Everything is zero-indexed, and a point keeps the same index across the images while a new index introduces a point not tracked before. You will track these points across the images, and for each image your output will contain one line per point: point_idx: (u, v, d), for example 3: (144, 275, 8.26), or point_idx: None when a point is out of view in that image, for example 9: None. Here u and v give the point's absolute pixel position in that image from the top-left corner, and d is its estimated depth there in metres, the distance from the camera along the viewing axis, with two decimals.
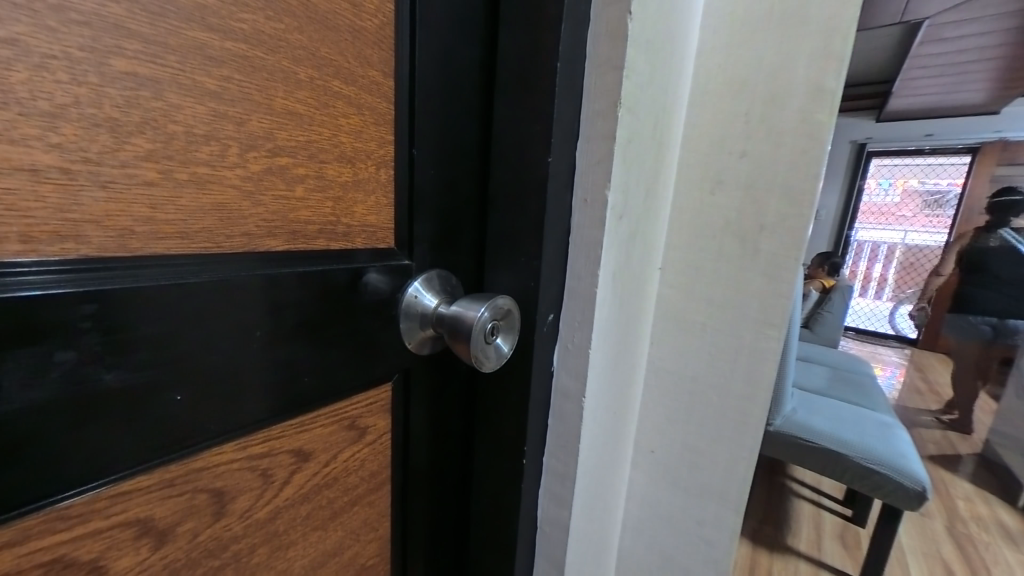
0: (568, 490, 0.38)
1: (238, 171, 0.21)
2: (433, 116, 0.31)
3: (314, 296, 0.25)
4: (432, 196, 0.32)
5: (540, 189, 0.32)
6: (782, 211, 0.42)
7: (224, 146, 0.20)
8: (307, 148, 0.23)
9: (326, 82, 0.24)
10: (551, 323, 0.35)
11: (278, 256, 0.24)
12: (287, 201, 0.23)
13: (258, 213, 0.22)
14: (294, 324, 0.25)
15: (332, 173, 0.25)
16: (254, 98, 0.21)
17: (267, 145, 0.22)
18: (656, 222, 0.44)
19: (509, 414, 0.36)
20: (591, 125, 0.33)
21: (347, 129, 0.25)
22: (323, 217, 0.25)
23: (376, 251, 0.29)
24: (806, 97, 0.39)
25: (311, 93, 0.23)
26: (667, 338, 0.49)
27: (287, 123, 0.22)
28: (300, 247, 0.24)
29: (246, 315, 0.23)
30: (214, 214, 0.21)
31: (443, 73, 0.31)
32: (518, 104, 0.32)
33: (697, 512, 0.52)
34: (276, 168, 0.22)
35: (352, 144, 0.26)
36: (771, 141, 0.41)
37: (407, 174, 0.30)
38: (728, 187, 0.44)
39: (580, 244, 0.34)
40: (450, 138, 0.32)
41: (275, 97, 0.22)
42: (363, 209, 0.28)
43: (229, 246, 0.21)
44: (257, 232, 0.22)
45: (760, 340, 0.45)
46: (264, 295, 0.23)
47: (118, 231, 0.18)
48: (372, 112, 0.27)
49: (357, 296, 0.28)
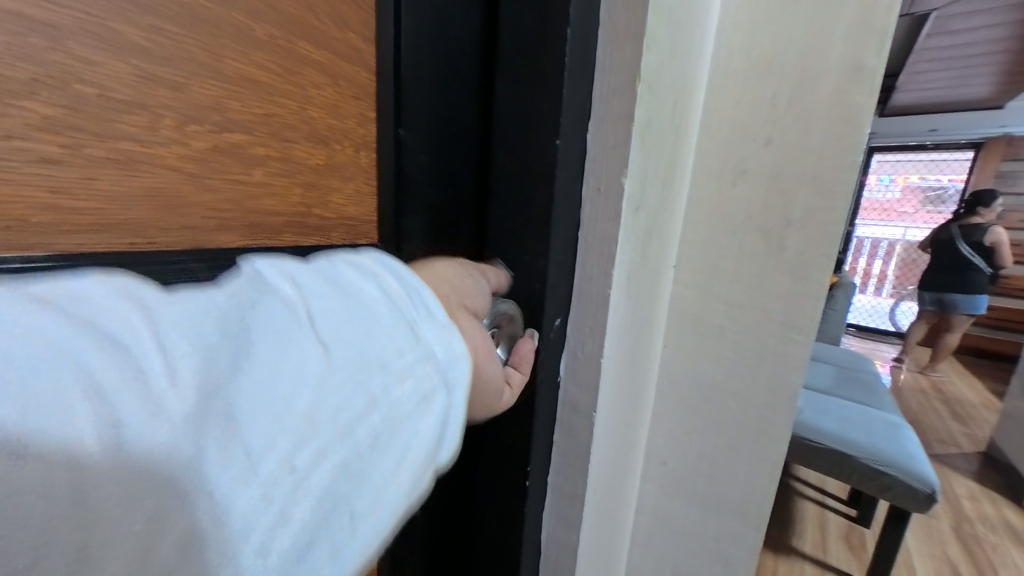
0: (576, 512, 0.34)
1: (176, 149, 0.17)
2: (423, 100, 0.29)
3: None
4: (423, 184, 0.30)
5: (546, 176, 0.28)
6: (812, 203, 0.38)
7: (156, 117, 0.17)
8: (268, 124, 0.21)
9: (291, 45, 0.21)
10: (560, 328, 0.31)
11: (235, 254, 0.20)
12: (244, 186, 0.20)
13: (205, 202, 0.19)
14: None
15: (301, 154, 0.22)
16: (195, 57, 0.17)
17: (215, 118, 0.18)
18: (672, 215, 0.40)
19: (509, 430, 0.33)
20: (605, 105, 0.28)
21: (318, 104, 0.23)
22: (290, 205, 0.23)
23: (357, 244, 0.28)
24: (841, 76, 0.35)
25: (271, 57, 0.20)
26: (681, 343, 0.45)
27: (239, 91, 0.19)
28: (262, 244, 0.22)
29: None
30: (147, 201, 0.17)
31: (434, 52, 0.29)
32: (522, 81, 0.28)
33: (712, 525, 0.48)
34: (228, 148, 0.19)
35: (325, 121, 0.24)
36: (801, 126, 0.37)
37: (396, 164, 0.29)
38: (751, 177, 0.40)
39: (592, 237, 0.30)
40: (444, 122, 0.30)
41: (224, 58, 0.18)
42: (341, 198, 0.26)
43: (169, 242, 0.18)
44: (205, 224, 0.19)
45: (786, 346, 0.41)
46: None
47: (10, 221, 0.14)
48: (354, 91, 0.25)
49: None
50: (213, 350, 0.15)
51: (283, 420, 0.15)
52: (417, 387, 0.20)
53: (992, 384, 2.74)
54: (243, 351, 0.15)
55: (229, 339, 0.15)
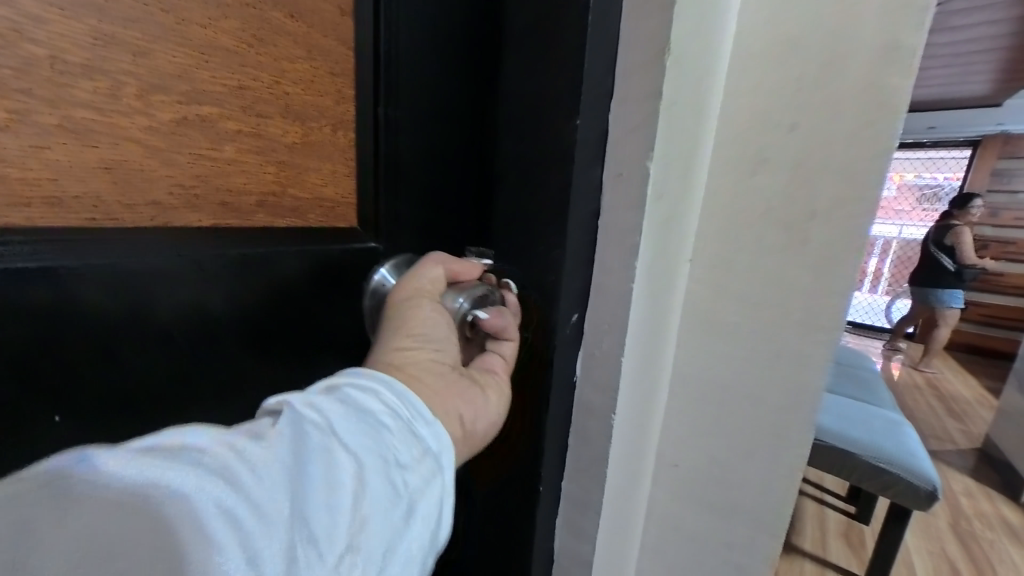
0: (589, 521, 0.32)
1: (140, 118, 0.18)
2: (405, 80, 0.27)
3: (252, 287, 0.23)
4: (401, 172, 0.28)
5: (565, 159, 0.26)
6: (838, 194, 0.36)
7: (116, 83, 0.17)
8: (240, 97, 0.21)
9: (263, 13, 0.21)
10: (575, 324, 0.30)
11: (206, 235, 0.21)
12: (214, 161, 0.21)
13: (171, 178, 0.20)
14: (221, 322, 0.22)
15: (276, 130, 0.23)
16: (160, 22, 0.18)
17: (181, 87, 0.19)
18: (689, 205, 0.38)
19: (518, 432, 0.31)
20: (627, 83, 0.26)
21: (291, 78, 0.23)
22: (262, 186, 0.23)
23: (334, 229, 0.27)
24: (874, 57, 0.33)
25: (243, 27, 0.20)
26: (694, 342, 0.43)
27: (206, 60, 0.20)
28: (235, 225, 0.22)
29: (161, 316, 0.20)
30: (107, 173, 0.18)
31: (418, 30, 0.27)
32: (537, 62, 0.27)
33: (724, 531, 0.46)
34: (194, 119, 0.20)
35: (298, 97, 0.23)
36: (828, 111, 0.35)
37: (372, 150, 0.27)
38: (773, 166, 0.37)
39: (611, 227, 0.28)
40: (426, 105, 0.29)
41: (189, 25, 0.19)
42: (315, 179, 0.25)
43: (132, 220, 0.19)
44: (172, 200, 0.20)
45: (809, 346, 0.39)
46: (188, 289, 0.21)
47: None
48: (326, 68, 0.24)
49: (306, 288, 0.26)
50: (218, 520, 0.14)
51: None
52: (428, 514, 0.19)
53: (987, 381, 2.75)
54: (258, 509, 0.15)
55: (259, 484, 0.15)
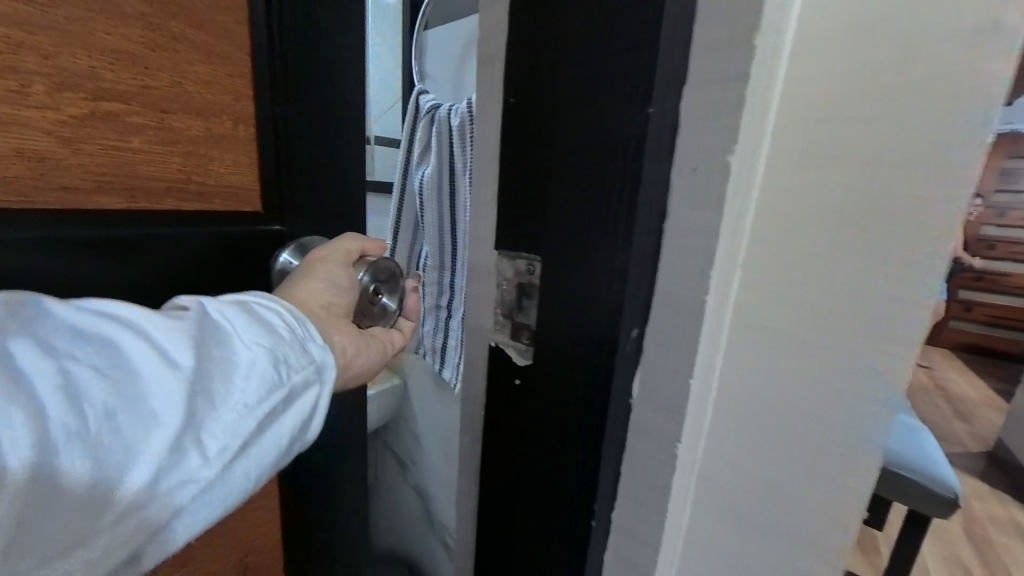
0: (644, 555, 0.29)
1: (46, 113, 0.25)
2: (298, 99, 0.37)
3: (169, 250, 0.31)
4: (297, 171, 0.38)
5: (636, 151, 0.24)
6: (914, 191, 0.32)
7: (25, 81, 0.24)
8: (143, 100, 0.28)
9: (165, 26, 0.28)
10: (635, 341, 0.26)
11: (123, 213, 0.29)
12: (126, 152, 0.28)
13: (80, 164, 0.26)
14: (126, 274, 0.30)
15: (179, 123, 0.30)
16: (72, 35, 0.25)
17: (90, 86, 0.26)
18: (747, 206, 0.33)
19: (569, 449, 0.29)
20: (704, 62, 0.23)
21: (191, 83, 0.30)
22: (172, 173, 0.30)
23: (243, 216, 0.36)
24: (959, 38, 0.30)
25: (152, 37, 0.28)
26: (746, 358, 0.39)
27: (108, 62, 0.26)
28: (152, 207, 0.30)
29: (87, 269, 0.28)
30: (17, 159, 0.24)
31: (309, 64, 0.37)
32: (601, 41, 0.24)
33: (770, 556, 0.43)
34: (103, 114, 0.27)
35: (196, 97, 0.31)
36: (908, 99, 0.31)
37: (272, 150, 0.36)
38: (844, 161, 0.33)
39: (679, 232, 0.24)
40: (313, 117, 0.38)
41: (92, 32, 0.25)
42: (221, 167, 0.33)
43: (43, 198, 0.25)
44: (86, 184, 0.27)
45: (876, 361, 0.36)
46: (111, 248, 0.29)
47: None
48: (236, 87, 0.33)
49: (215, 256, 0.34)
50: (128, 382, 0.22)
51: (170, 436, 0.23)
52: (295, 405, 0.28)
53: (992, 381, 2.73)
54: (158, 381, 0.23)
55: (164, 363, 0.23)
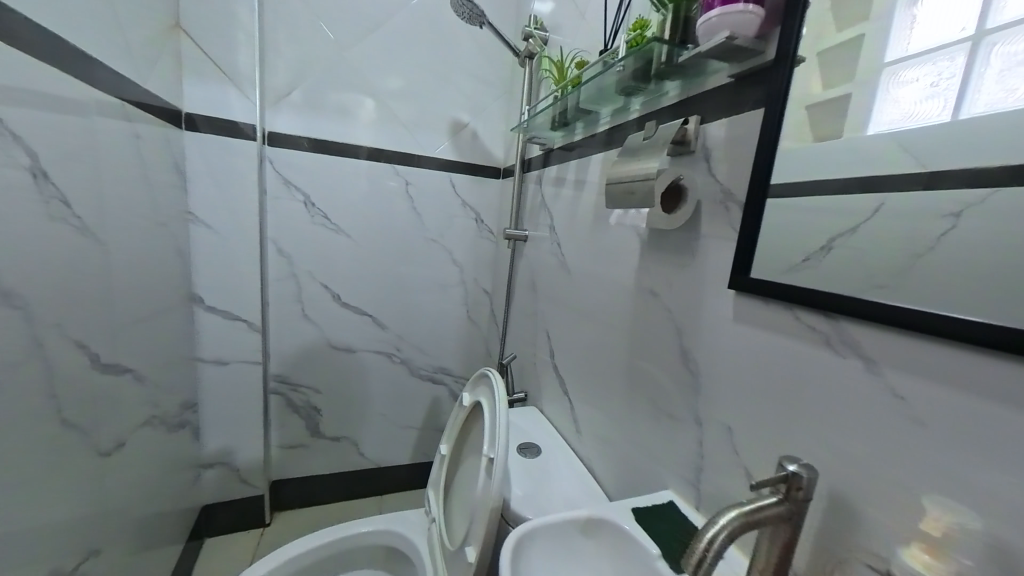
0: None
1: (91, 334, 0.88)
2: (147, 311, 1.14)
3: (132, 359, 1.06)
4: (141, 333, 1.10)
5: None
6: None
7: (92, 333, 0.89)
8: (130, 333, 1.05)
9: (102, 311, 0.92)
10: None
11: (113, 368, 0.98)
12: (99, 346, 0.91)
13: (113, 359, 0.97)
14: (83, 383, 0.86)
15: (115, 334, 0.97)
16: (90, 308, 0.87)
17: (98, 322, 0.91)
18: None
19: None
20: None
21: (137, 331, 1.09)
22: (130, 365, 1.05)
23: (142, 367, 1.11)
24: None
25: (126, 314, 1.02)
26: None
27: (109, 316, 0.95)
28: (128, 363, 1.04)
29: (85, 380, 0.87)
30: (83, 356, 0.86)
31: (145, 305, 1.12)
32: None
33: None
34: (111, 337, 0.96)
35: (131, 328, 1.05)
36: None
37: (122, 320, 1.00)
38: None
39: None
40: (157, 309, 1.20)
41: (109, 306, 0.95)
42: (149, 357, 1.15)
43: (98, 358, 0.91)
44: (99, 371, 0.92)
45: None
46: (99, 369, 0.92)
47: (76, 354, 0.84)
48: (121, 328, 1.00)
49: (111, 368, 0.97)
50: None
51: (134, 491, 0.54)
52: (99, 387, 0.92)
53: None
54: None
55: None
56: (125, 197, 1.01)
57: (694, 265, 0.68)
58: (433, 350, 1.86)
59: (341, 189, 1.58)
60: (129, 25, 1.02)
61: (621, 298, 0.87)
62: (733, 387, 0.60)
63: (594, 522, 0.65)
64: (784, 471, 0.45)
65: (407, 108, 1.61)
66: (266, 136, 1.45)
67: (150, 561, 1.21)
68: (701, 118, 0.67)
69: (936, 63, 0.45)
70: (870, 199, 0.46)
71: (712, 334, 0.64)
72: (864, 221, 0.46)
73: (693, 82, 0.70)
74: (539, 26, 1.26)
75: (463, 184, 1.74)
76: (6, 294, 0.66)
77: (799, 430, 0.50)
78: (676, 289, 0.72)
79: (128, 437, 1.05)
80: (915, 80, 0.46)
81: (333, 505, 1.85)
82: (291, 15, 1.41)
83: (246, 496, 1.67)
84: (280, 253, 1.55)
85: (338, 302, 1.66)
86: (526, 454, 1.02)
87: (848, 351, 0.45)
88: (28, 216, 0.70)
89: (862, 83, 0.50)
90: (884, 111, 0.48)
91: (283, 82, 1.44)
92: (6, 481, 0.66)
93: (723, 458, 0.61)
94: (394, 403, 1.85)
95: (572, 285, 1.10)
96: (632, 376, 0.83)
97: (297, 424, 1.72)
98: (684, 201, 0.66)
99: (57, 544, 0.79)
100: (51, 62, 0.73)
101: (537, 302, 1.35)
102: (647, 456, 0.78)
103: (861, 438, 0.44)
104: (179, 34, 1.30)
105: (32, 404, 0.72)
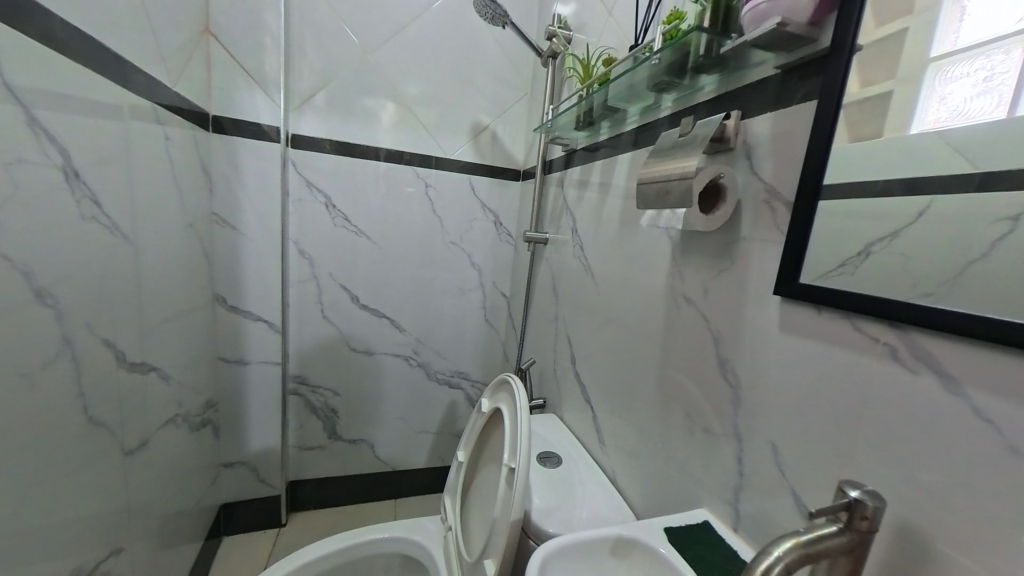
0: None
1: (119, 332, 0.89)
2: (174, 310, 1.16)
3: (158, 357, 1.07)
4: (167, 332, 1.12)
5: None
6: None
7: (120, 332, 0.90)
8: (157, 331, 1.06)
9: (130, 310, 0.93)
10: None
11: (140, 366, 0.99)
12: (127, 344, 0.92)
13: (140, 357, 0.98)
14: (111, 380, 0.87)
15: (142, 332, 0.98)
16: (119, 307, 0.89)
17: (126, 321, 0.92)
18: None
19: None
20: None
21: (164, 330, 1.10)
22: (157, 362, 1.07)
23: (167, 365, 1.13)
24: None
25: (153, 312, 1.03)
26: None
27: (138, 314, 0.96)
28: (155, 361, 1.06)
29: (112, 378, 0.88)
30: (111, 353, 0.87)
31: (172, 304, 1.14)
32: None
33: None
34: (139, 335, 0.97)
35: (158, 327, 1.07)
36: None
37: (149, 319, 1.02)
38: None
39: None
40: (183, 308, 1.21)
41: (138, 305, 0.96)
42: (175, 355, 1.17)
43: (125, 356, 0.92)
44: (128, 369, 0.94)
45: None
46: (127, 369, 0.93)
47: (105, 351, 0.85)
48: (148, 327, 1.02)
49: (138, 367, 0.98)
50: None
51: None
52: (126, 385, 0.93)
53: None
54: None
55: None
56: (155, 197, 1.02)
57: (734, 268, 0.64)
58: (451, 353, 1.84)
59: (362, 192, 1.58)
60: (161, 30, 1.04)
61: (651, 303, 0.83)
62: (780, 400, 0.55)
63: (623, 543, 0.62)
64: (846, 497, 0.40)
65: (428, 111, 1.60)
66: (290, 139, 1.47)
67: (172, 558, 1.22)
68: (743, 112, 0.63)
69: (990, 58, 0.40)
70: (916, 202, 0.43)
71: (755, 343, 0.59)
72: (911, 223, 0.43)
73: (733, 75, 0.66)
74: (563, 25, 1.24)
75: (483, 187, 1.72)
76: (38, 291, 0.67)
77: (861, 451, 0.46)
78: (713, 294, 0.67)
79: (152, 434, 1.06)
80: (963, 75, 0.41)
81: (349, 508, 1.84)
82: (316, 19, 1.42)
83: (265, 496, 1.68)
84: (303, 254, 1.56)
85: (358, 304, 1.66)
86: (547, 464, 0.98)
87: (920, 365, 0.41)
88: (62, 214, 0.71)
89: (904, 80, 0.44)
90: (931, 110, 0.43)
91: (307, 85, 1.46)
92: (32, 479, 0.67)
93: (767, 478, 0.57)
94: (411, 407, 1.84)
95: (596, 289, 1.07)
96: (663, 385, 0.78)
97: (315, 425, 1.72)
98: (723, 199, 0.62)
99: (82, 541, 0.80)
100: (86, 63, 0.75)
101: (558, 306, 1.31)
102: (679, 471, 0.74)
103: (938, 465, 0.40)
104: (209, 39, 1.32)
105: (60, 401, 0.72)
